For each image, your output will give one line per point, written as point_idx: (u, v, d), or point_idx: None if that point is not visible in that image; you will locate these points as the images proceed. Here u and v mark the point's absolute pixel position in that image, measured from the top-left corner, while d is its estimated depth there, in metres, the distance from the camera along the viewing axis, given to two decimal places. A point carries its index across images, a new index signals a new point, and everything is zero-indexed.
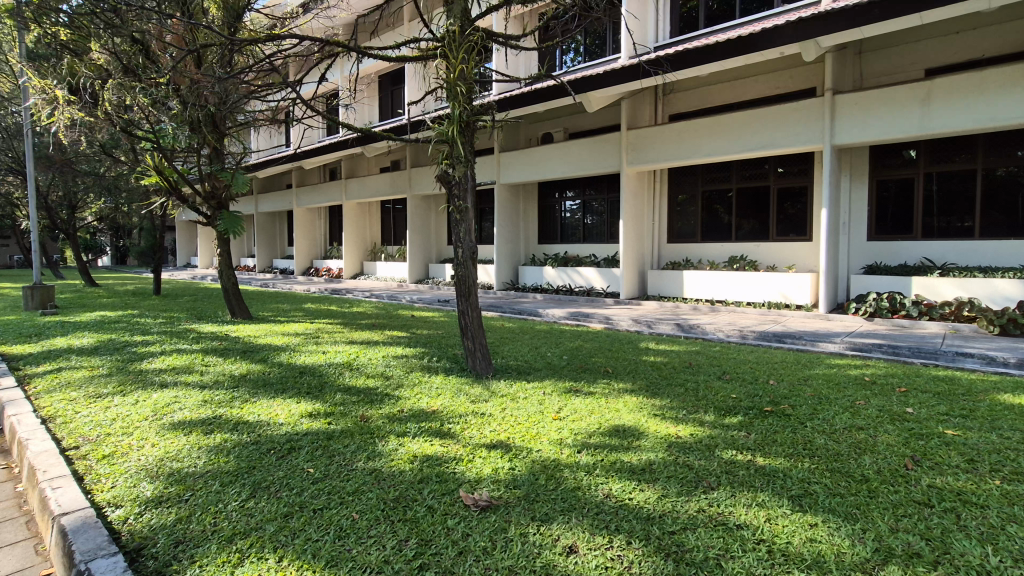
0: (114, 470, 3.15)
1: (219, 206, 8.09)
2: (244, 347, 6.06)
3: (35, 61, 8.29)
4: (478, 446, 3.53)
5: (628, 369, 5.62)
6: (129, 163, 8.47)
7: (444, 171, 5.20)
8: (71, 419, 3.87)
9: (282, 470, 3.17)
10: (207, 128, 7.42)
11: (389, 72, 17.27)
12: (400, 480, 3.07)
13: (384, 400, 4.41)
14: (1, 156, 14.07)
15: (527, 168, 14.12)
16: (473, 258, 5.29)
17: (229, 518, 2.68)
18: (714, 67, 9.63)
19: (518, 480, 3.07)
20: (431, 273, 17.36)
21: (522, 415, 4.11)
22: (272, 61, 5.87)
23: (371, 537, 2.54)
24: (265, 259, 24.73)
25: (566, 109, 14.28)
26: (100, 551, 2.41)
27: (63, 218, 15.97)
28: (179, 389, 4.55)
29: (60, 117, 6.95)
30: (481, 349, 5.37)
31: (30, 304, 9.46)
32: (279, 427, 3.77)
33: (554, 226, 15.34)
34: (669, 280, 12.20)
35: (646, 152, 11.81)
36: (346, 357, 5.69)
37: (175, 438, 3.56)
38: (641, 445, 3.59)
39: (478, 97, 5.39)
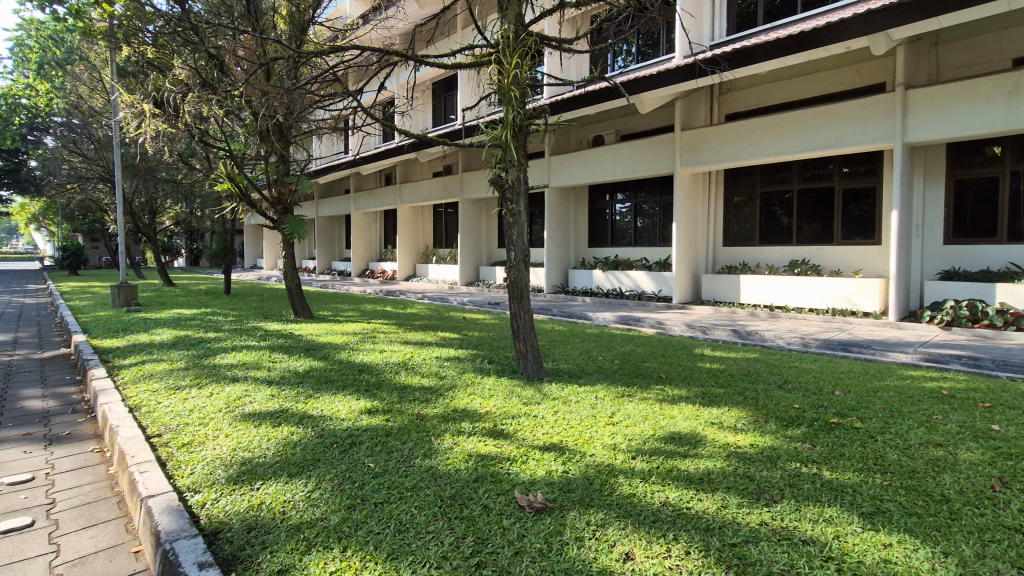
0: (192, 458, 3.37)
1: (285, 211, 8.51)
2: (306, 345, 6.34)
3: (125, 79, 9.04)
4: (533, 449, 3.54)
5: (683, 375, 5.49)
6: (204, 170, 9.05)
7: (498, 175, 5.27)
8: (153, 409, 4.18)
9: (345, 464, 3.29)
10: (275, 137, 7.84)
11: (441, 79, 17.66)
12: (455, 478, 3.12)
13: (439, 400, 4.50)
14: (93, 165, 15.38)
15: (578, 171, 14.08)
16: (525, 260, 5.32)
17: (297, 508, 2.81)
18: (774, 64, 9.29)
19: (572, 484, 3.06)
20: (481, 276, 17.59)
21: (575, 419, 4.10)
22: (335, 71, 6.11)
23: (429, 533, 2.59)
24: (324, 260, 25.81)
25: (617, 111, 14.12)
26: (182, 532, 2.58)
27: (145, 222, 17.25)
28: (248, 384, 4.81)
29: (146, 130, 7.53)
30: (533, 351, 5.38)
31: (117, 302, 10.26)
32: (341, 422, 3.93)
33: (604, 228, 15.19)
34: (724, 285, 11.82)
35: (701, 153, 11.52)
36: (402, 357, 5.83)
37: (246, 430, 3.78)
38: (698, 453, 3.50)
39: (531, 100, 5.40)
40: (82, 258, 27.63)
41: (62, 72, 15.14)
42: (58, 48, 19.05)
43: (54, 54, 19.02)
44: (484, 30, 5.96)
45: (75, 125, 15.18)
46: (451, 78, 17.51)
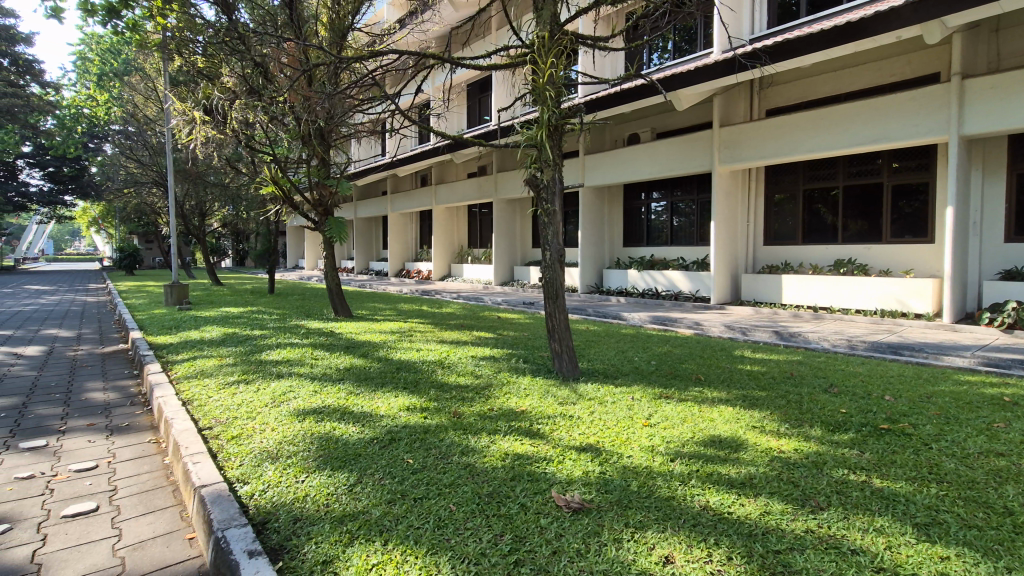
0: (241, 450, 3.51)
1: (326, 213, 8.75)
2: (346, 343, 6.51)
3: (177, 88, 9.50)
4: (569, 449, 3.53)
5: (722, 377, 5.37)
6: (250, 174, 9.40)
7: (533, 176, 5.27)
8: (205, 403, 4.38)
9: (384, 459, 3.37)
10: (317, 141, 8.08)
11: (476, 80, 17.80)
12: (493, 476, 3.15)
13: (476, 398, 4.55)
14: (148, 171, 16.19)
15: (612, 171, 13.95)
16: (560, 260, 5.30)
17: (340, 501, 2.89)
18: (818, 57, 8.97)
19: (610, 485, 3.04)
20: (515, 275, 17.63)
21: (612, 420, 4.06)
22: (374, 75, 6.24)
23: (467, 530, 2.62)
24: (362, 260, 26.41)
25: (653, 109, 13.91)
26: (233, 521, 2.69)
27: (194, 224, 18.05)
28: (293, 379, 4.98)
29: (197, 136, 7.88)
30: (568, 351, 5.37)
31: (170, 300, 10.76)
32: (381, 419, 4.02)
33: (639, 228, 15.00)
34: (765, 286, 11.48)
35: (740, 150, 11.24)
36: (438, 355, 5.92)
37: (291, 424, 3.91)
38: (739, 457, 3.42)
39: (567, 99, 5.38)
40: (138, 259, 29.12)
41: (120, 82, 16.01)
42: (117, 61, 20.16)
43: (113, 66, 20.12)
44: (519, 31, 5.97)
45: (131, 132, 16.01)
46: (485, 80, 17.64)
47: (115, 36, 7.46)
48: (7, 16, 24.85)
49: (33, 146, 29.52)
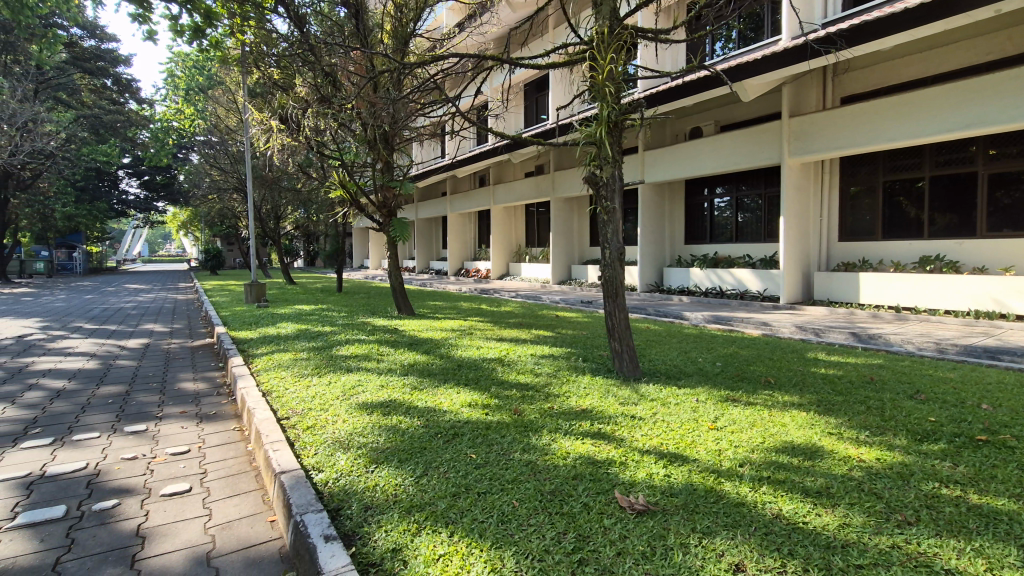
0: (316, 439, 3.70)
1: (389, 214, 9.07)
2: (410, 339, 6.71)
3: (255, 100, 10.15)
4: (632, 450, 3.48)
5: (794, 381, 5.09)
6: (320, 178, 9.90)
7: (592, 173, 5.22)
8: (282, 394, 4.66)
9: (449, 453, 3.46)
10: (381, 145, 8.39)
11: (533, 80, 17.85)
12: (555, 474, 3.16)
13: (536, 396, 4.57)
14: (229, 178, 17.39)
15: (673, 167, 13.58)
16: (620, 258, 5.22)
17: (408, 492, 3.00)
18: (901, 38, 8.32)
19: (675, 489, 2.96)
20: (573, 274, 17.53)
21: (675, 421, 3.96)
22: (435, 79, 6.38)
23: (530, 526, 2.64)
24: (423, 260, 27.14)
25: (716, 101, 13.40)
26: (310, 506, 2.85)
27: (270, 227, 19.21)
28: (361, 373, 5.21)
29: (273, 144, 8.38)
30: (628, 351, 5.28)
31: (249, 298, 11.50)
32: (445, 414, 4.12)
33: (701, 224, 14.51)
34: (840, 284, 10.80)
35: (812, 140, 10.61)
36: (498, 353, 5.99)
37: (360, 416, 4.09)
38: (815, 465, 3.24)
39: (627, 95, 5.28)
40: (220, 260, 31.36)
41: (205, 96, 17.28)
42: (203, 77, 21.75)
43: (198, 82, 21.73)
44: (578, 28, 5.92)
45: (213, 142, 17.25)
46: (542, 79, 17.66)
47: (201, 53, 8.06)
48: (110, 41, 27.39)
49: (131, 158, 32.38)
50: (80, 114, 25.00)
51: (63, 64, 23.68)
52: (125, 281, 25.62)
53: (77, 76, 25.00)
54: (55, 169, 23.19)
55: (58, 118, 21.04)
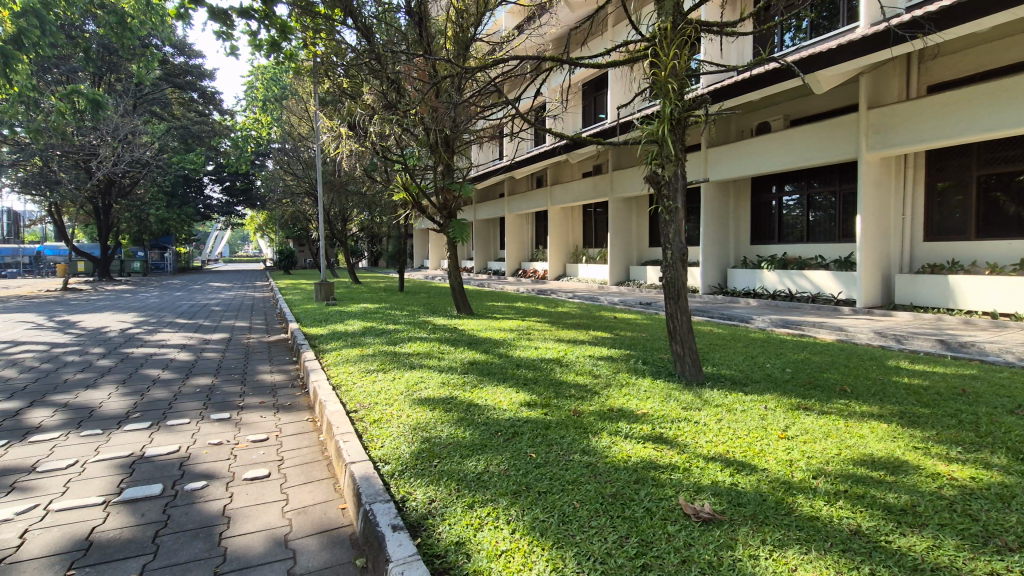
0: (382, 432, 3.86)
1: (449, 215, 9.28)
2: (469, 338, 6.84)
3: (326, 108, 10.68)
4: (696, 457, 3.38)
5: (873, 390, 4.77)
6: (384, 182, 10.27)
7: (653, 172, 5.10)
8: (350, 387, 4.89)
9: (509, 451, 3.50)
10: (443, 148, 8.61)
11: (591, 79, 17.73)
12: (615, 477, 3.13)
13: (595, 398, 4.53)
14: (301, 182, 18.40)
15: (738, 164, 13.06)
16: (682, 259, 5.08)
17: (470, 488, 3.06)
18: (998, 18, 7.62)
19: (743, 498, 2.86)
20: (632, 275, 17.22)
21: (742, 428, 3.82)
22: (496, 83, 6.47)
23: (592, 528, 2.63)
24: (481, 260, 27.54)
25: (786, 94, 12.77)
26: (378, 497, 2.98)
27: (337, 229, 20.12)
28: (423, 371, 5.35)
29: (343, 149, 8.79)
30: (691, 355, 5.13)
31: (318, 296, 12.09)
32: (503, 412, 4.18)
33: (768, 224, 13.87)
34: (926, 287, 10.01)
35: (894, 133, 9.89)
36: (556, 354, 6.00)
37: (423, 412, 4.22)
38: (899, 481, 3.02)
39: (691, 91, 5.13)
40: (292, 260, 33.21)
41: (280, 106, 18.33)
42: (277, 88, 23.10)
43: (274, 92, 23.10)
44: (640, 24, 5.80)
45: (287, 149, 18.28)
46: (601, 78, 17.48)
47: (278, 65, 8.57)
48: (197, 56, 29.60)
49: (215, 165, 34.88)
50: (172, 126, 27.20)
51: (157, 80, 25.88)
52: (210, 280, 27.66)
53: (169, 91, 27.21)
54: (151, 176, 25.35)
55: (153, 130, 22.99)
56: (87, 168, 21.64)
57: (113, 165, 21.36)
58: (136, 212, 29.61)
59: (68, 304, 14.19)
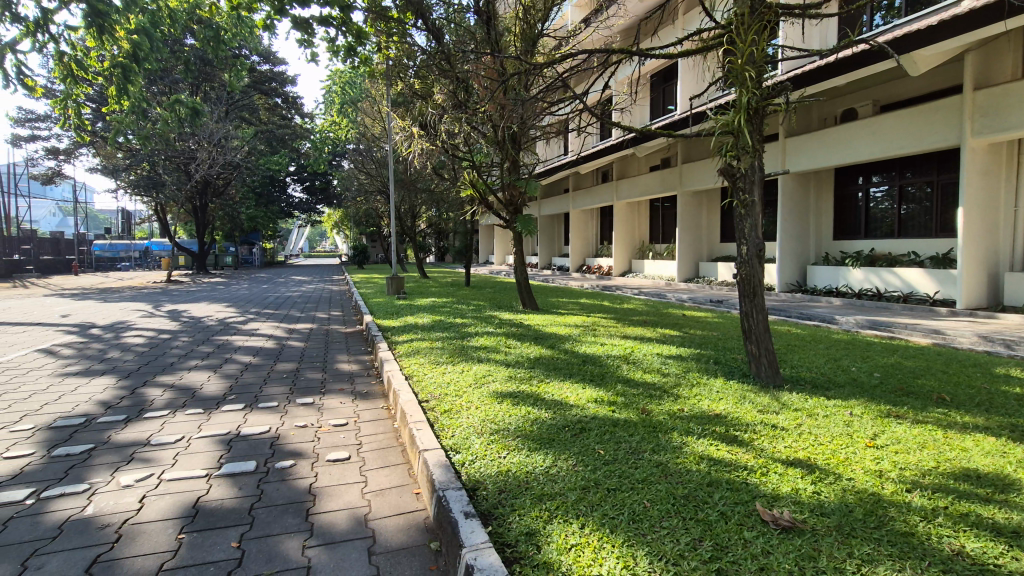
0: (453, 423, 3.99)
1: (515, 211, 9.37)
2: (535, 334, 6.89)
3: (397, 109, 11.06)
4: (774, 461, 3.23)
5: (978, 400, 4.35)
6: (452, 179, 10.52)
7: (728, 164, 4.89)
8: (421, 378, 5.08)
9: (578, 447, 3.51)
10: (509, 144, 8.69)
11: (661, 69, 17.25)
12: (687, 479, 3.05)
13: (666, 397, 4.44)
14: (374, 180, 19.21)
15: (821, 154, 12.24)
16: (759, 255, 4.85)
17: (538, 481, 3.10)
18: None
19: (827, 508, 2.71)
20: (701, 272, 16.62)
21: (824, 435, 3.61)
22: (563, 78, 6.43)
23: (663, 528, 2.59)
24: (545, 255, 27.62)
25: (876, 77, 11.81)
26: (450, 484, 3.09)
27: (407, 225, 20.82)
28: (491, 364, 5.46)
29: (414, 148, 9.09)
30: (767, 356, 4.90)
31: (389, 290, 12.59)
32: (571, 408, 4.19)
33: (853, 217, 12.93)
34: None
35: (1004, 115, 8.92)
36: (623, 351, 5.93)
37: (492, 404, 4.31)
38: (1009, 500, 2.75)
39: (770, 78, 4.87)
40: (365, 256, 34.75)
41: (355, 108, 19.17)
42: (353, 91, 24.20)
43: (349, 95, 24.18)
44: (715, 10, 5.54)
45: (362, 149, 19.12)
46: (670, 68, 16.96)
47: (354, 69, 8.97)
48: (281, 63, 31.52)
49: (296, 166, 37.07)
50: (259, 129, 29.23)
51: (246, 88, 27.85)
52: (293, 274, 29.35)
53: (256, 97, 29.25)
54: (240, 177, 27.36)
55: (243, 134, 24.77)
56: (187, 171, 23.71)
57: (210, 168, 23.29)
58: (228, 211, 32.10)
59: (172, 295, 15.68)
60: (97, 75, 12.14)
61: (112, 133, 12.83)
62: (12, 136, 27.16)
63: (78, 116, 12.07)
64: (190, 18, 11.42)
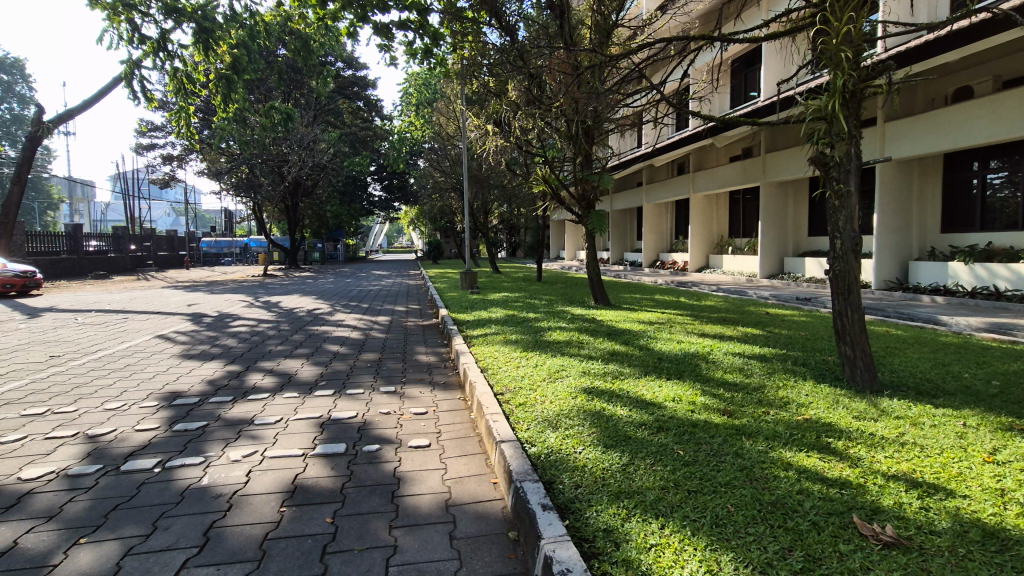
0: (528, 416, 4.03)
1: (589, 206, 9.30)
2: (608, 329, 6.81)
3: (472, 108, 11.29)
4: (873, 473, 3.01)
5: None
6: (524, 175, 10.60)
7: (820, 152, 4.57)
8: (496, 371, 5.18)
9: (655, 446, 3.45)
10: (583, 139, 8.63)
11: (743, 53, 16.35)
12: (775, 485, 2.91)
13: (749, 399, 4.25)
14: (448, 178, 19.76)
15: (926, 138, 11.12)
16: (856, 250, 4.49)
17: (615, 478, 3.07)
18: None
19: (938, 527, 2.48)
20: (786, 267, 15.65)
21: (934, 447, 3.30)
22: (640, 69, 6.26)
23: (749, 535, 2.49)
24: (617, 250, 27.17)
25: (997, 50, 10.55)
26: (527, 476, 3.13)
27: (479, 221, 21.23)
28: (564, 359, 5.48)
29: (488, 146, 9.25)
30: (863, 358, 4.55)
31: (463, 285, 12.92)
32: (648, 406, 4.11)
33: (965, 207, 11.65)
34: None
35: None
36: (702, 349, 5.72)
37: (566, 399, 4.31)
38: None
39: (868, 58, 4.49)
40: (440, 251, 35.83)
41: (430, 108, 19.78)
42: (428, 91, 25.00)
43: (425, 95, 24.96)
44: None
45: (437, 148, 19.72)
46: (754, 52, 16.05)
47: (431, 70, 9.25)
48: (363, 68, 33.14)
49: (377, 165, 38.83)
50: (343, 132, 30.95)
51: (331, 93, 29.58)
52: (374, 270, 29.15)
53: (340, 101, 30.99)
54: (327, 178, 29.12)
55: (329, 137, 26.38)
56: (281, 173, 25.60)
57: (300, 170, 25.06)
58: (315, 209, 34.26)
59: (268, 287, 16.95)
60: (205, 87, 13.38)
61: (218, 140, 14.08)
62: (135, 145, 30.51)
63: (190, 125, 13.38)
64: (283, 31, 12.32)
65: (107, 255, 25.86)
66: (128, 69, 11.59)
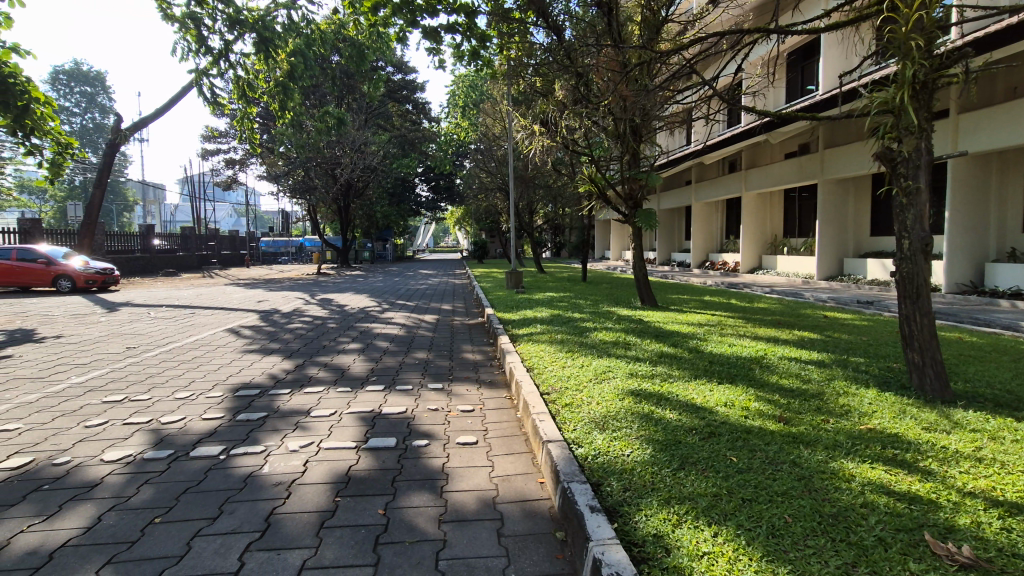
0: (574, 417, 4.01)
1: (636, 205, 9.16)
2: (656, 331, 6.67)
3: (519, 108, 11.33)
4: (947, 488, 2.82)
5: None
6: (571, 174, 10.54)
7: (886, 147, 4.31)
8: (542, 370, 5.19)
9: (707, 451, 3.36)
10: (630, 137, 8.54)
11: (800, 45, 15.65)
12: (838, 498, 2.77)
13: (808, 406, 4.07)
14: (494, 178, 19.91)
15: (1006, 131, 10.34)
16: (926, 250, 4.22)
17: (665, 483, 3.01)
18: None
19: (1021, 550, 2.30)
20: (846, 269, 14.89)
21: (1016, 463, 3.06)
22: (691, 64, 6.11)
23: (808, 547, 2.39)
24: (664, 251, 26.61)
25: None
26: (575, 476, 3.12)
27: (524, 220, 21.27)
28: (611, 360, 5.41)
29: (535, 146, 9.25)
30: (933, 366, 4.27)
31: (508, 284, 12.98)
32: (698, 410, 4.01)
33: None
34: None
35: None
36: (755, 353, 5.51)
37: (613, 401, 4.26)
38: None
39: (941, 45, 4.20)
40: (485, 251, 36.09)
41: (477, 109, 19.99)
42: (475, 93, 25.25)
43: (472, 97, 25.24)
44: None
45: (483, 148, 19.89)
46: (812, 43, 15.33)
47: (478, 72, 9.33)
48: (411, 72, 33.86)
49: (424, 167, 39.58)
50: (392, 134, 31.72)
51: (381, 97, 30.39)
52: (420, 270, 28.75)
53: (389, 105, 31.79)
54: (376, 179, 29.89)
55: (379, 140, 27.09)
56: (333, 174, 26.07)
57: (351, 172, 25.86)
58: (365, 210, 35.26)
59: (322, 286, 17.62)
60: (265, 94, 14.04)
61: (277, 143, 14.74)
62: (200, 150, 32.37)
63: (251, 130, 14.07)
64: (337, 38, 12.77)
65: (176, 253, 27.54)
66: (196, 79, 12.32)
